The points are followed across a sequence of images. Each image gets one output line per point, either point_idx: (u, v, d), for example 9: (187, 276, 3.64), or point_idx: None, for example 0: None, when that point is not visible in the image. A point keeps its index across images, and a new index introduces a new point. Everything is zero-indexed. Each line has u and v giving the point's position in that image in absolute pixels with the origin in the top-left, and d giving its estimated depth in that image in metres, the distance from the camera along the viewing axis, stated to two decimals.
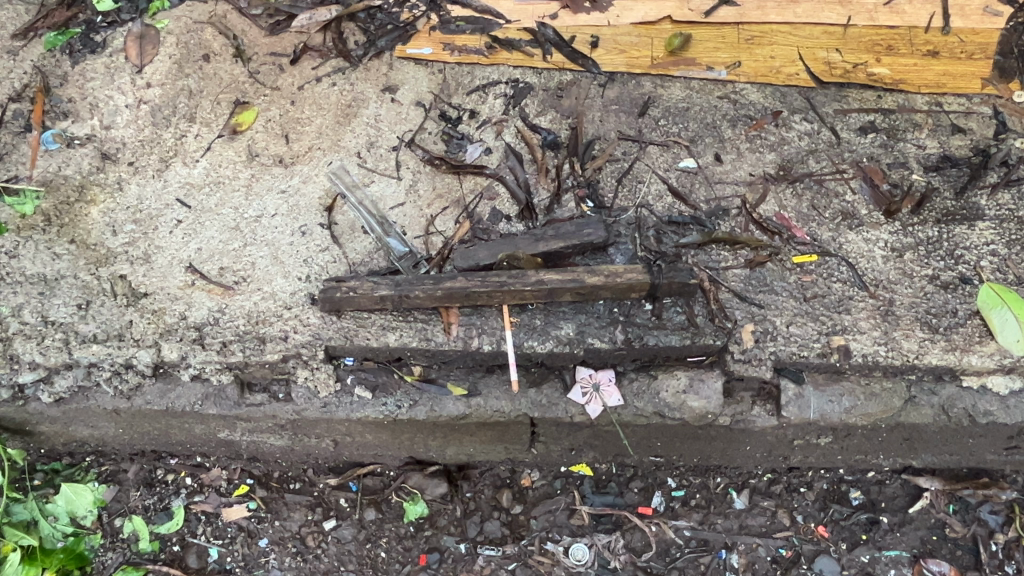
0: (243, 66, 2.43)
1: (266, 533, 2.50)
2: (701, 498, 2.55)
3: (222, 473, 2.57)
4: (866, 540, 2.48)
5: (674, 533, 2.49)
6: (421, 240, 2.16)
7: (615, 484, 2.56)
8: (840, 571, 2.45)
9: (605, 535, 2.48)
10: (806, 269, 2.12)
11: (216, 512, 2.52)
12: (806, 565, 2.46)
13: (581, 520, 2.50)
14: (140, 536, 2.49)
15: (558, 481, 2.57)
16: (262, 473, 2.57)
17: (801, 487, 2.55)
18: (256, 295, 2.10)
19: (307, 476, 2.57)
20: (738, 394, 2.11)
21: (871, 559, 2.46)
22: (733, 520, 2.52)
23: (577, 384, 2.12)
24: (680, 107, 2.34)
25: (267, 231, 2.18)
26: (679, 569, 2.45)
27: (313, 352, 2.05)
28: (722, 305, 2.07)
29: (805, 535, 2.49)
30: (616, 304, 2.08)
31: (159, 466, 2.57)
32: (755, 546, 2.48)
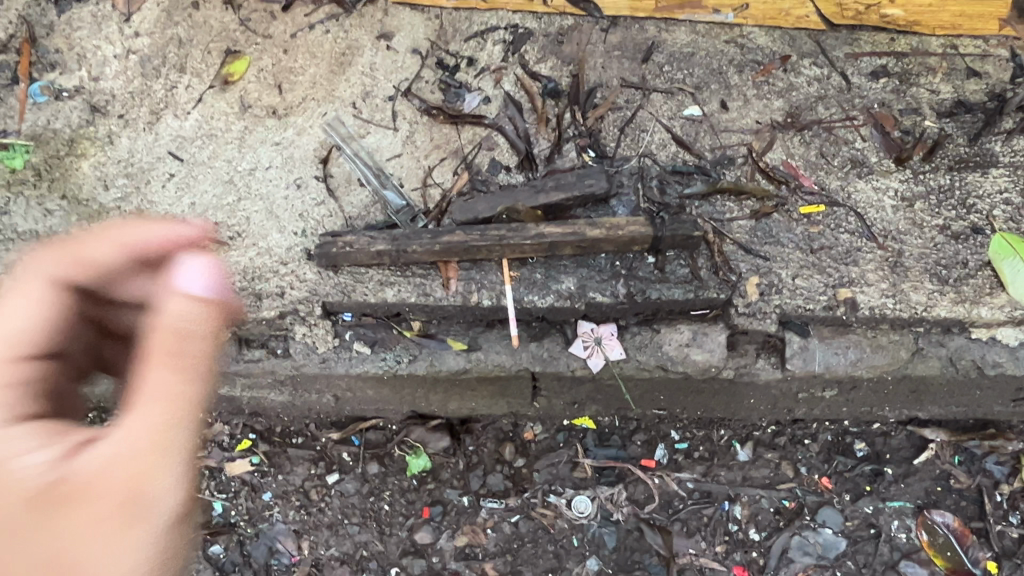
0: (234, 13, 2.28)
1: (270, 487, 2.51)
2: (704, 450, 2.53)
3: (224, 427, 2.53)
4: (871, 491, 2.47)
5: (677, 485, 2.49)
6: (419, 193, 2.12)
7: (617, 437, 2.52)
8: (842, 522, 2.45)
9: (608, 487, 2.48)
10: (814, 220, 2.07)
11: (219, 467, 2.52)
12: (808, 516, 2.46)
13: (584, 473, 2.50)
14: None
15: (560, 434, 2.53)
16: (264, 428, 2.53)
17: (804, 439, 2.52)
18: (252, 251, 2.07)
19: (310, 431, 2.53)
20: (742, 347, 2.07)
21: (874, 510, 2.46)
22: (736, 471, 2.51)
23: (578, 338, 2.10)
24: (685, 52, 2.23)
25: (262, 184, 2.13)
26: (681, 521, 2.46)
27: (309, 309, 2.03)
28: (727, 258, 2.03)
29: (808, 487, 2.49)
30: (618, 257, 2.03)
31: None
32: (758, 497, 2.48)
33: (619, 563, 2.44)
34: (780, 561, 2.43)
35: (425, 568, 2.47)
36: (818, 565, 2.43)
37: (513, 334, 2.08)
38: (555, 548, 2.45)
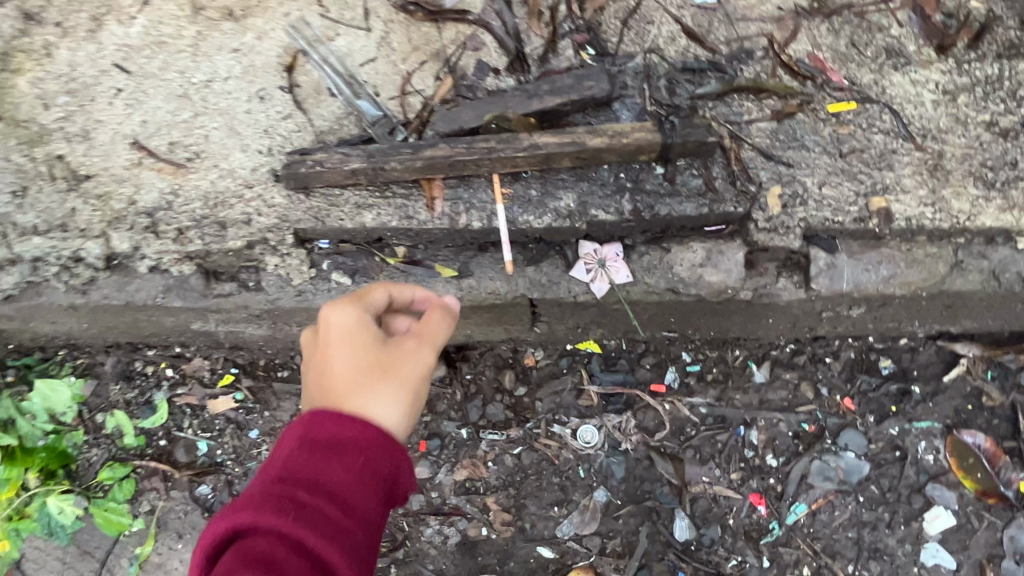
0: None
1: (256, 424, 2.36)
2: (718, 372, 2.37)
3: (205, 362, 2.38)
4: (896, 412, 2.31)
5: (690, 411, 2.34)
6: (397, 101, 1.88)
7: (625, 361, 2.37)
8: (866, 445, 2.30)
9: (616, 415, 2.33)
10: (843, 119, 1.83)
11: (202, 405, 2.37)
12: (830, 440, 2.31)
13: (590, 401, 2.34)
14: (126, 431, 2.36)
15: (564, 360, 2.37)
16: (247, 362, 2.38)
17: (826, 357, 2.36)
18: (212, 173, 1.85)
19: (297, 363, 2.37)
20: (762, 266, 1.87)
21: (900, 431, 2.30)
22: (752, 394, 2.35)
23: (579, 261, 1.90)
24: None
25: (220, 97, 1.89)
26: (694, 448, 2.32)
27: (280, 237, 1.83)
28: (746, 165, 1.80)
29: (830, 409, 2.33)
30: (624, 168, 1.81)
31: (137, 359, 2.39)
32: (776, 421, 2.33)
33: (629, 494, 2.29)
34: (801, 487, 2.28)
35: (423, 503, 2.32)
36: (840, 491, 2.28)
37: (506, 253, 1.81)
38: (560, 480, 2.31)
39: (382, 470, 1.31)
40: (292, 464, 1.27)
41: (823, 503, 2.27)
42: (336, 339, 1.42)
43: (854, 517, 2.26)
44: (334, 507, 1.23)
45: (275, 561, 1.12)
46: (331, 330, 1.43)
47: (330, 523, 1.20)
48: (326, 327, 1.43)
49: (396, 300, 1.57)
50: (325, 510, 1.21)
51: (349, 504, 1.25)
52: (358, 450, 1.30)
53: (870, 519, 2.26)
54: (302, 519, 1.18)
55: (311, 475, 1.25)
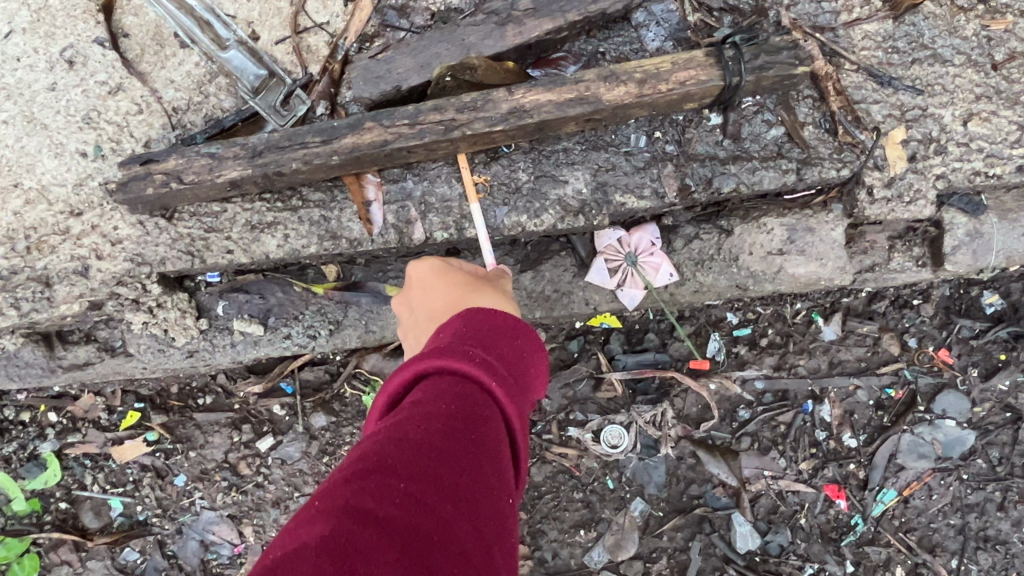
0: None
1: (181, 468, 1.63)
2: (775, 335, 1.60)
3: (96, 401, 1.62)
4: (1007, 362, 1.60)
5: (741, 388, 1.61)
6: (288, 46, 1.18)
7: (654, 335, 1.60)
8: (969, 409, 1.60)
9: (648, 408, 1.59)
10: (996, 5, 1.16)
11: (104, 454, 1.64)
12: (923, 408, 1.60)
13: (612, 392, 1.61)
14: (11, 495, 1.65)
15: (574, 342, 1.60)
16: (154, 393, 1.63)
17: (913, 300, 1.59)
18: (15, 197, 1.17)
19: (221, 384, 1.61)
20: (867, 240, 1.26)
21: (1012, 386, 1.61)
22: (819, 357, 1.61)
23: (598, 257, 1.27)
24: None
25: (3, 69, 1.18)
26: (752, 437, 1.61)
27: (140, 288, 1.19)
28: (850, 99, 1.15)
29: (922, 366, 1.60)
30: (659, 124, 1.16)
31: (5, 406, 1.63)
32: (852, 389, 1.61)
33: (673, 503, 1.62)
34: (889, 471, 1.61)
35: None
36: (938, 470, 1.61)
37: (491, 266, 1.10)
38: (583, 495, 1.62)
39: (538, 352, 0.89)
40: (451, 328, 0.83)
41: (917, 488, 1.61)
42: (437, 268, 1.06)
43: (956, 501, 1.62)
44: (509, 362, 0.80)
45: (474, 399, 0.69)
46: (413, 275, 1.07)
47: (511, 373, 0.79)
48: (412, 278, 1.07)
49: None
50: (504, 361, 0.79)
51: (525, 374, 0.81)
52: (512, 325, 0.87)
53: (978, 502, 1.62)
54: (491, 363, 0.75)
55: (485, 329, 0.83)
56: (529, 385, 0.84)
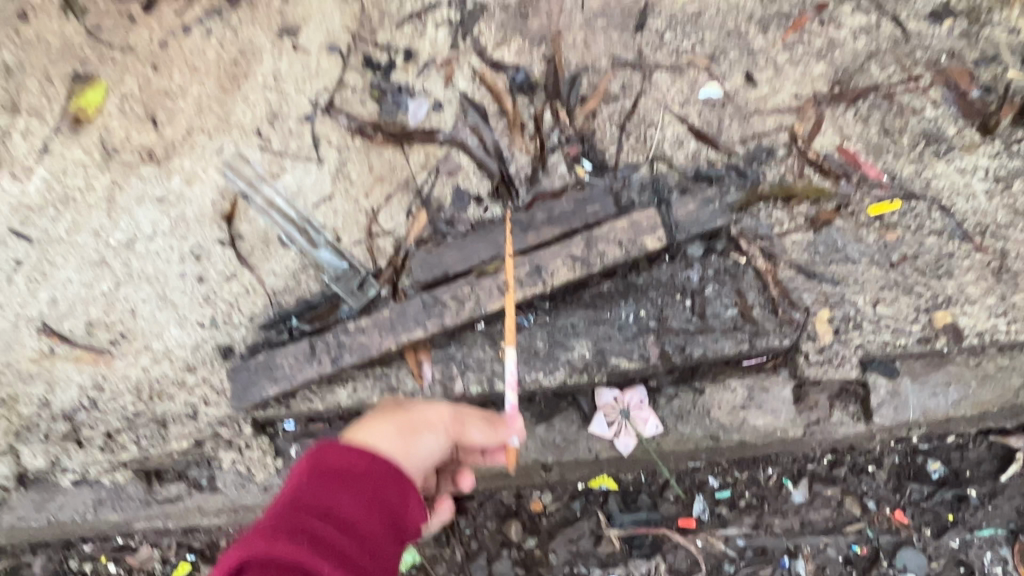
0: (79, 23, 1.63)
1: None
2: (751, 497, 1.82)
3: (153, 552, 1.78)
4: (954, 522, 1.79)
5: (724, 545, 1.82)
6: (364, 247, 1.57)
7: (646, 496, 1.82)
8: (927, 563, 1.80)
9: (643, 560, 1.82)
10: (888, 222, 1.57)
11: None
12: (886, 562, 1.81)
13: (612, 546, 1.83)
14: None
15: (575, 502, 1.84)
16: (205, 545, 1.78)
17: (868, 466, 1.80)
18: (144, 357, 1.52)
19: None
20: (812, 398, 1.59)
21: (962, 543, 1.80)
22: (791, 517, 1.82)
23: (598, 412, 1.59)
24: (690, 12, 1.66)
25: (146, 261, 1.55)
26: None
27: (236, 428, 1.51)
28: (786, 289, 1.53)
29: (881, 525, 1.81)
30: (643, 304, 1.52)
31: (71, 556, 1.79)
32: (823, 546, 1.82)
33: None
34: None
35: None
36: None
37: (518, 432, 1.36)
38: None
39: (390, 499, 1.11)
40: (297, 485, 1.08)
41: None
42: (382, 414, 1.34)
43: None
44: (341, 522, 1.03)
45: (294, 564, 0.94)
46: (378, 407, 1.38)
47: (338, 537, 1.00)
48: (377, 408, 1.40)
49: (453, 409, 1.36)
50: (334, 525, 1.01)
51: (363, 527, 1.04)
52: (355, 481, 1.09)
53: None
54: (321, 531, 0.99)
55: (326, 492, 1.05)
56: (377, 537, 1.05)
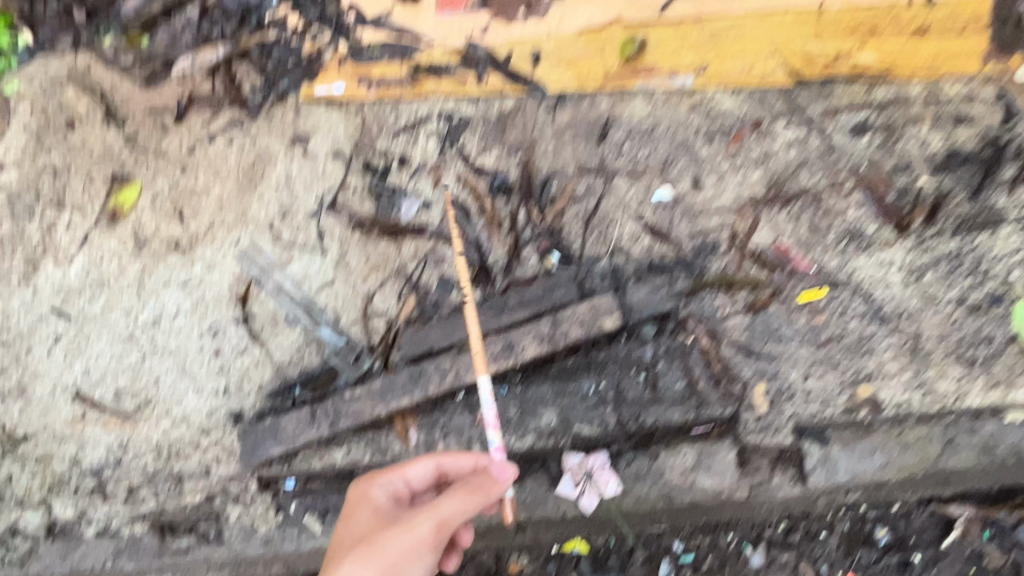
0: (118, 130, 1.96)
1: None
2: (714, 562, 1.85)
3: None
4: None
5: None
6: (359, 325, 1.79)
7: (614, 559, 1.86)
8: None
9: None
10: (817, 306, 1.81)
11: None
12: None
13: None
14: None
15: (550, 564, 1.87)
16: None
17: (822, 532, 1.84)
18: (164, 421, 1.73)
19: None
20: (755, 463, 1.78)
21: None
22: None
23: (565, 475, 1.79)
24: (645, 127, 1.96)
25: (169, 337, 1.78)
26: None
27: (243, 485, 1.71)
28: (727, 365, 1.76)
29: None
30: (603, 377, 1.75)
31: None
32: None
33: None
34: None
35: None
36: None
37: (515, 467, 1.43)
38: None
39: None
40: None
41: None
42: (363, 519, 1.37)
43: None
44: None
45: None
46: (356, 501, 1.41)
47: None
48: (354, 500, 1.42)
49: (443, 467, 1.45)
50: None
51: None
52: None
53: None
54: None
55: None
56: None
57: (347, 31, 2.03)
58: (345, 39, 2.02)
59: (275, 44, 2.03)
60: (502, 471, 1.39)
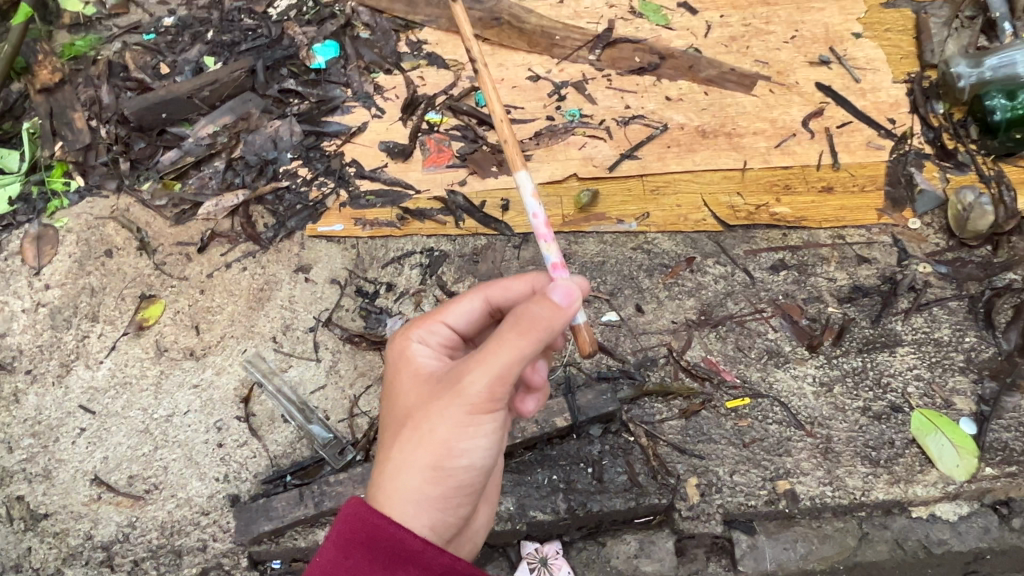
0: (149, 259, 2.33)
1: None
2: None
3: None
4: None
5: None
6: (345, 422, 2.04)
7: None
8: None
9: None
10: (741, 412, 2.10)
11: None
12: None
13: None
14: None
15: None
16: None
17: None
18: (170, 502, 1.94)
19: None
20: (691, 552, 2.00)
21: None
22: None
23: (523, 561, 1.99)
24: (596, 261, 2.35)
25: (179, 430, 2.04)
26: None
27: (235, 560, 1.87)
28: (663, 460, 2.02)
29: None
30: (555, 470, 2.01)
31: None
32: None
33: None
34: None
35: None
36: None
37: (576, 286, 1.28)
38: None
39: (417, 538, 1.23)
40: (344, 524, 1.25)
41: None
42: (412, 380, 1.40)
43: None
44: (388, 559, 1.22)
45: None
46: (405, 355, 1.46)
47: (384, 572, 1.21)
48: (401, 351, 1.47)
49: (490, 297, 1.52)
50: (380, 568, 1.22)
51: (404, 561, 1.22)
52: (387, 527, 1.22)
53: None
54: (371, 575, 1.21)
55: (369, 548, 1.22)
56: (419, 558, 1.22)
57: (348, 182, 2.46)
58: (345, 189, 2.45)
59: (287, 191, 2.45)
60: (566, 296, 1.24)
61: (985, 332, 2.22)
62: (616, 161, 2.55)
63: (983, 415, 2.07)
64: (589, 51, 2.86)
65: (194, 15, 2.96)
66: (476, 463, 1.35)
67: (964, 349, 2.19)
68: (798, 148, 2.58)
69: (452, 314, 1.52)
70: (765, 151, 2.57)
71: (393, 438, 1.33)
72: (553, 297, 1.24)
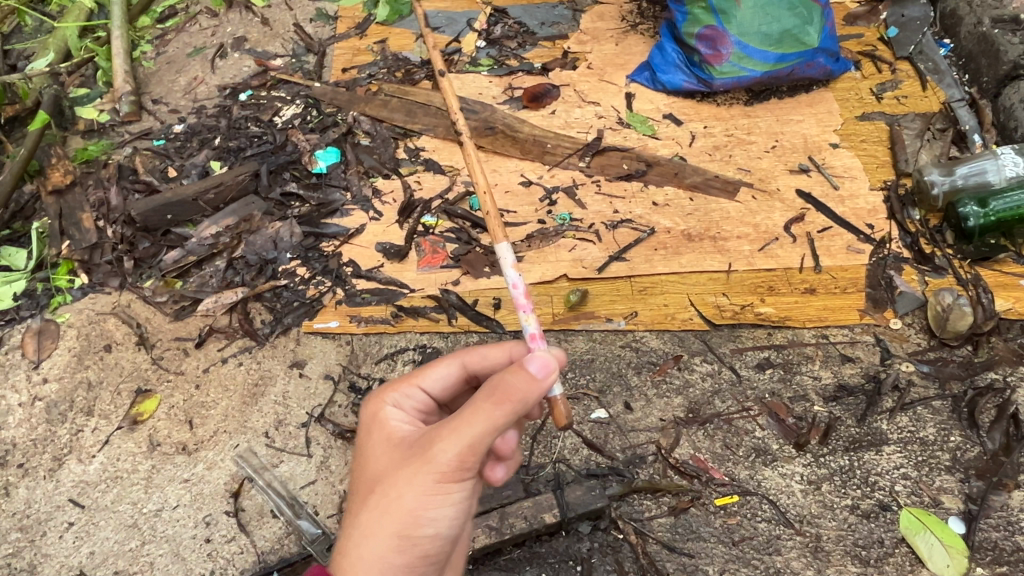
0: (147, 353, 2.37)
1: None
2: None
3: None
4: None
5: None
6: (335, 518, 2.03)
7: None
8: None
9: None
10: (730, 509, 2.10)
11: None
12: None
13: None
14: None
15: None
16: None
17: None
18: None
19: None
20: None
21: None
22: None
23: None
24: (585, 359, 2.41)
25: (167, 525, 2.03)
26: None
27: None
28: (652, 558, 2.02)
29: None
30: (543, 568, 2.00)
31: None
32: None
33: None
34: None
35: None
36: None
37: (552, 358, 1.33)
38: None
39: None
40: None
41: None
42: (383, 446, 1.43)
43: None
44: None
45: None
46: (379, 418, 1.50)
47: None
48: (376, 414, 1.51)
49: (469, 365, 1.58)
50: None
51: None
52: None
53: None
54: None
55: None
56: None
57: (345, 281, 2.53)
58: (341, 287, 2.52)
59: (285, 289, 2.52)
60: (540, 368, 1.29)
61: (969, 430, 2.24)
62: (605, 263, 2.64)
63: (971, 514, 2.07)
64: (579, 158, 2.99)
65: (203, 123, 3.12)
66: (442, 532, 1.37)
67: (950, 449, 2.21)
68: (781, 251, 2.67)
69: (428, 379, 1.57)
70: (749, 254, 2.66)
71: (360, 502, 1.36)
72: (530, 368, 1.29)
